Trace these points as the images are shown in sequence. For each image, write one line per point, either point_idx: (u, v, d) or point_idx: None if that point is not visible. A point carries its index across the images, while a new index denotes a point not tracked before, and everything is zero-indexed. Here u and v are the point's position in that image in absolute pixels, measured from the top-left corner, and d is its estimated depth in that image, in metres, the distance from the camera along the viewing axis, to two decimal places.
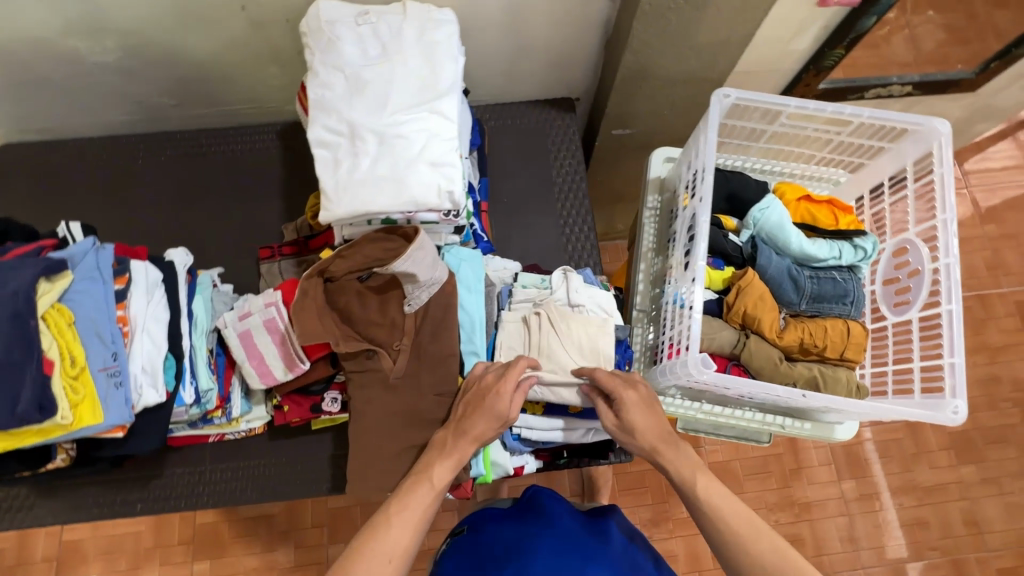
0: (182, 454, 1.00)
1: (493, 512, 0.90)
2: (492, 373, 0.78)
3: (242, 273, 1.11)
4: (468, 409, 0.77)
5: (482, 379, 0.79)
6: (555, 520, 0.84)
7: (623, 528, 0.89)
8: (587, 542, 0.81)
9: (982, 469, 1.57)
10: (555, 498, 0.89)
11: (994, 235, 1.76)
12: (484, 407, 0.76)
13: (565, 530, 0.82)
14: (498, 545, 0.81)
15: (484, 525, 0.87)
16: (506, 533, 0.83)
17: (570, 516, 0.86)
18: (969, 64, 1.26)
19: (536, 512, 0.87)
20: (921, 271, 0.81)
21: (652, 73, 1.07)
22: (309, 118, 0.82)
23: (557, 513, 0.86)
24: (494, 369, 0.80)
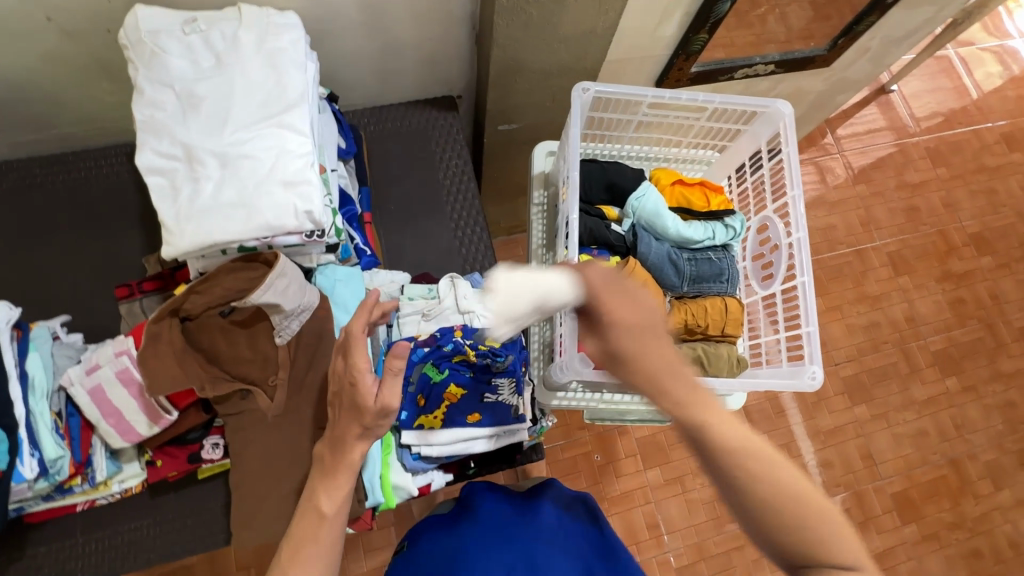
0: (48, 530, 0.88)
1: (432, 520, 0.84)
2: (339, 352, 0.67)
3: (101, 316, 0.99)
4: (334, 406, 0.67)
5: (338, 364, 0.68)
6: (487, 518, 0.80)
7: (559, 500, 0.86)
8: (521, 529, 0.78)
9: (871, 407, 1.73)
10: (485, 492, 0.85)
11: (865, 194, 1.93)
12: (349, 406, 0.65)
13: (498, 524, 0.79)
14: (435, 558, 0.76)
15: (422, 540, 0.81)
16: (443, 543, 0.78)
17: (502, 508, 0.83)
18: (822, 40, 1.35)
19: (469, 513, 0.82)
20: (779, 246, 0.86)
21: (525, 66, 1.06)
22: (138, 142, 0.73)
23: (488, 510, 0.82)
24: (344, 349, 0.67)
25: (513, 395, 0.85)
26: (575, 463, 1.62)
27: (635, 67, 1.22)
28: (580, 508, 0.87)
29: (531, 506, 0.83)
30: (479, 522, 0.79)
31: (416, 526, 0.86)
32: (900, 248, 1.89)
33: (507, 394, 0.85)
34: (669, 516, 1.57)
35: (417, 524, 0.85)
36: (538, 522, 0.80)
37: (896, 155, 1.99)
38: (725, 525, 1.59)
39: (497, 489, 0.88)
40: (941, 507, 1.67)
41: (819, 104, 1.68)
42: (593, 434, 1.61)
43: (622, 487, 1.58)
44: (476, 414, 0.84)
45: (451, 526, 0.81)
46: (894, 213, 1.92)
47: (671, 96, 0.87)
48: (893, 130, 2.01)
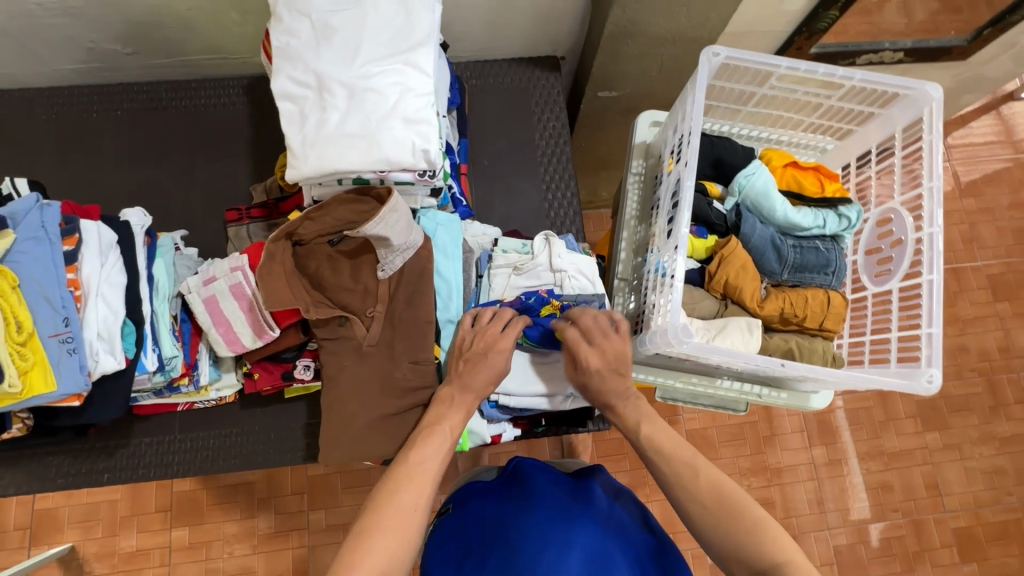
0: (150, 423, 0.97)
1: (480, 486, 0.87)
2: (485, 325, 0.79)
3: (207, 236, 1.05)
4: (468, 365, 0.77)
5: (477, 334, 0.79)
6: (541, 493, 0.81)
7: (608, 485, 0.86)
8: (574, 510, 0.79)
9: (945, 436, 1.62)
10: (539, 469, 0.86)
11: (971, 209, 1.78)
12: (489, 363, 0.77)
13: (551, 501, 0.80)
14: (484, 523, 0.81)
15: (469, 503, 0.85)
16: (492, 512, 0.82)
17: (555, 486, 0.83)
18: (962, 30, 1.23)
19: (520, 485, 0.84)
20: (903, 242, 0.81)
21: (641, 30, 1.02)
22: (273, 67, 0.76)
23: (543, 484, 0.83)
24: (487, 318, 0.80)
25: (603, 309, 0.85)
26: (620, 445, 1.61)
27: (750, 43, 1.15)
28: (629, 498, 0.86)
29: (582, 488, 0.83)
30: (532, 496, 0.81)
31: (461, 490, 0.90)
32: (1004, 272, 1.73)
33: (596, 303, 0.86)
34: None
35: (464, 488, 0.89)
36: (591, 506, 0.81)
37: (1013, 170, 1.81)
38: None
39: (547, 467, 0.89)
40: (1008, 551, 1.56)
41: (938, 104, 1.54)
42: None
43: None
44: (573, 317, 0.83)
45: (501, 494, 0.84)
46: (1002, 233, 1.76)
47: (804, 68, 0.81)
48: (1014, 142, 1.83)
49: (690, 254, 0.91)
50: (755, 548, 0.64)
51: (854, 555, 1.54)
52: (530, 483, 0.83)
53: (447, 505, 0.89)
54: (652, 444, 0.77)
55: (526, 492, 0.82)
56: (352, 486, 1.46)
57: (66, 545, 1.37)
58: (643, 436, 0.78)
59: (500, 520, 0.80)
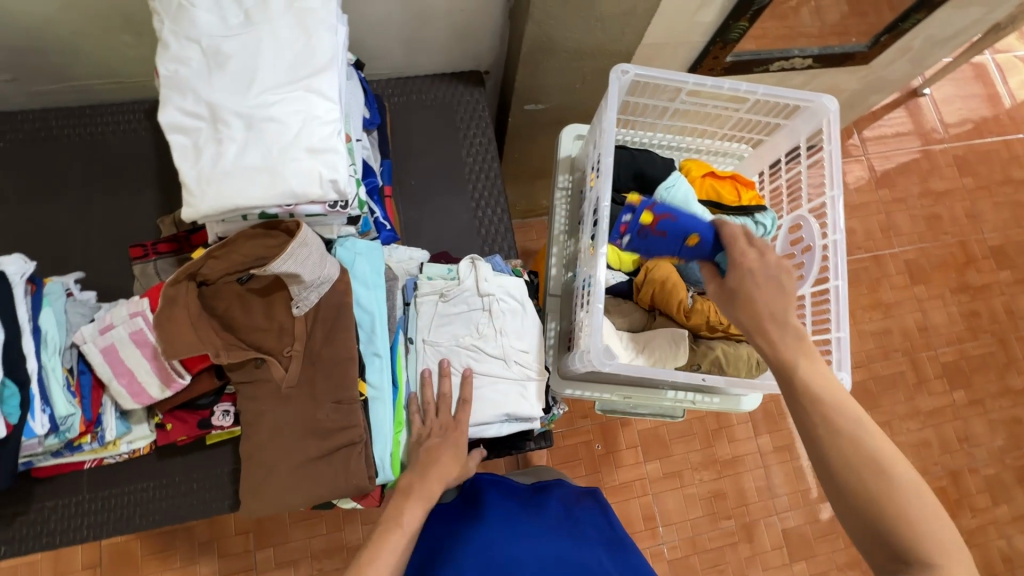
0: (54, 485, 0.88)
1: (440, 511, 0.88)
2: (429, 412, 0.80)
3: (112, 274, 0.98)
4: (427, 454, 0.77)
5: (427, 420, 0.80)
6: (495, 509, 0.83)
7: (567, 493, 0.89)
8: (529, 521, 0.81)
9: (876, 414, 1.72)
10: (493, 486, 0.87)
11: (886, 199, 1.89)
12: (449, 443, 0.77)
13: (503, 515, 0.82)
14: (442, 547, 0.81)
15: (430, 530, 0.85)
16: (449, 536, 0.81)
17: (508, 501, 0.85)
18: (862, 36, 1.30)
19: (474, 504, 0.84)
20: (812, 248, 0.84)
21: (559, 45, 1.02)
22: (161, 98, 0.71)
23: (496, 500, 0.84)
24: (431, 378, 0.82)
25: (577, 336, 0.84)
26: (575, 450, 1.61)
27: (668, 53, 1.18)
28: (587, 499, 0.90)
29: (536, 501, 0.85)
30: (485, 514, 0.82)
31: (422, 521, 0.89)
32: (918, 257, 1.86)
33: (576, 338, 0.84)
34: (666, 509, 1.58)
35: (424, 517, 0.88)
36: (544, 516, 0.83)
37: (921, 161, 1.94)
38: (721, 521, 1.59)
39: (502, 481, 0.90)
40: None
41: (850, 104, 1.63)
42: (596, 425, 1.60)
43: (621, 478, 1.58)
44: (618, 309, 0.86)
45: (457, 516, 0.85)
46: (914, 220, 1.89)
47: (711, 84, 0.83)
48: (921, 135, 1.96)
49: (616, 268, 0.91)
50: (908, 520, 0.54)
51: (801, 537, 1.60)
52: (482, 500, 0.84)
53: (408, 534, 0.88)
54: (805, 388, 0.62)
55: (479, 510, 0.83)
56: (301, 520, 1.39)
57: None
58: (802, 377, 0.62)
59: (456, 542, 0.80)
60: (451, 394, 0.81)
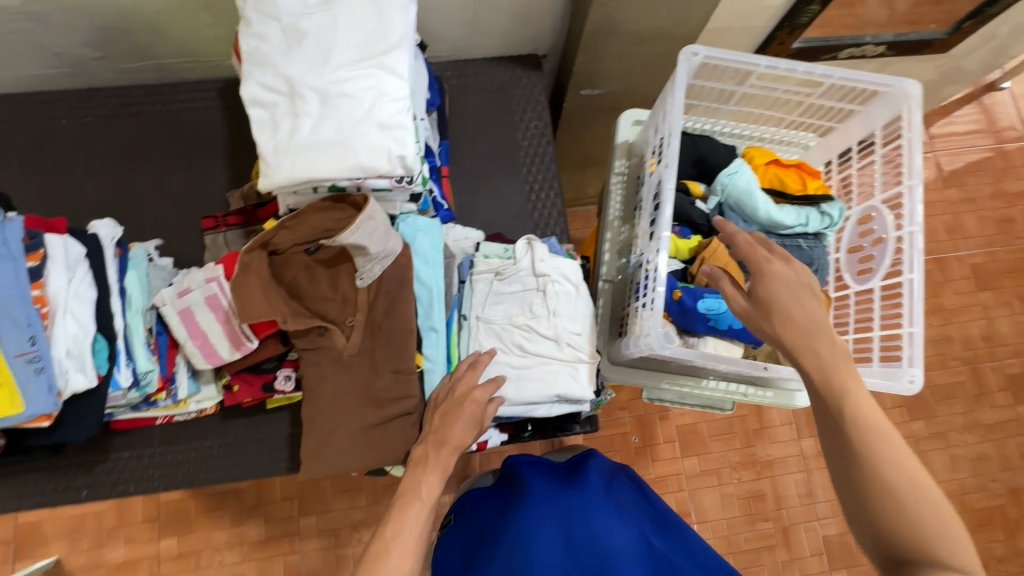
0: (130, 438, 0.95)
1: (477, 493, 0.88)
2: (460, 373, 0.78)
3: (185, 244, 1.03)
4: (444, 415, 0.75)
5: (454, 383, 0.77)
6: (533, 483, 0.80)
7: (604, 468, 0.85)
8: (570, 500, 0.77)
9: (931, 424, 1.64)
10: (530, 463, 0.85)
11: (954, 199, 1.79)
12: (467, 413, 0.75)
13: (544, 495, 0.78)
14: (484, 526, 0.80)
15: (470, 511, 0.85)
16: (490, 514, 0.81)
17: (546, 475, 0.82)
18: (942, 23, 1.23)
19: (514, 482, 0.83)
20: (884, 240, 0.81)
21: (622, 28, 1.01)
22: (243, 73, 0.74)
23: (536, 480, 0.81)
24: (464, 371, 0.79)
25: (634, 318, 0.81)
26: (611, 442, 1.61)
27: (732, 39, 1.14)
28: (625, 478, 0.85)
29: (573, 475, 0.82)
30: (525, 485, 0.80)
31: (462, 500, 0.90)
32: (986, 261, 1.75)
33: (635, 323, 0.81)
34: (702, 507, 1.55)
35: (464, 497, 0.89)
36: (584, 487, 0.79)
37: (995, 160, 1.82)
38: (759, 522, 1.56)
39: (541, 462, 0.87)
40: (993, 535, 1.58)
41: (921, 96, 1.54)
42: (634, 417, 1.59)
43: (658, 472, 1.57)
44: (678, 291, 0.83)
45: (497, 498, 0.84)
46: (984, 222, 1.78)
47: (784, 67, 0.81)
48: (995, 132, 1.84)
49: (672, 255, 0.90)
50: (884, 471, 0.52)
51: (843, 545, 1.55)
52: (522, 476, 0.82)
53: (448, 517, 0.88)
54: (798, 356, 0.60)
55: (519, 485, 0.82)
56: (343, 490, 1.45)
57: (53, 558, 1.34)
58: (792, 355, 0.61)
59: (498, 520, 0.79)
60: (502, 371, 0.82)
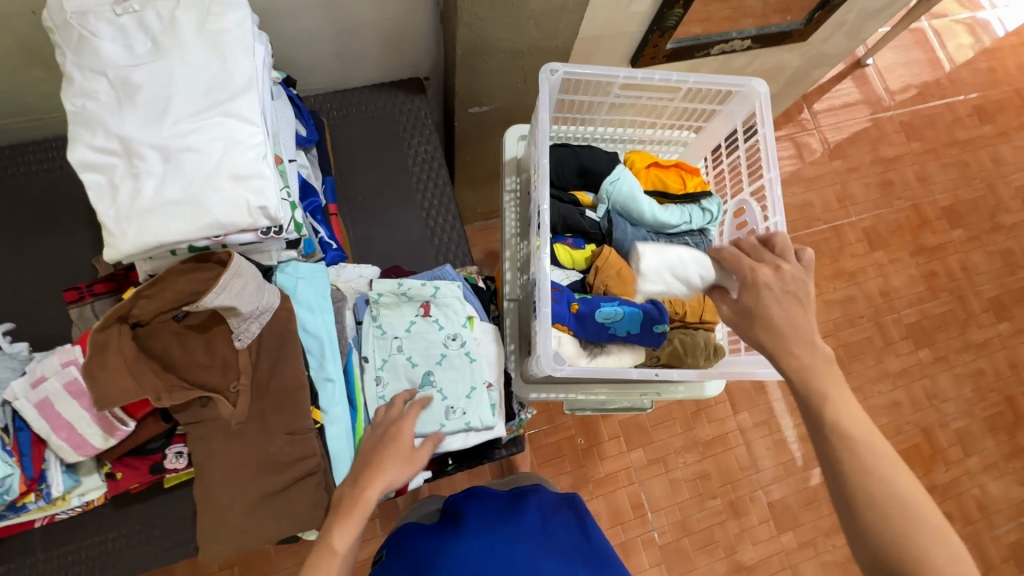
0: (5, 548, 0.84)
1: (415, 526, 0.84)
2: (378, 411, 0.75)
3: (51, 319, 0.93)
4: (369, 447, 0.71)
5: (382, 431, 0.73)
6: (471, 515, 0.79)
7: (546, 501, 0.86)
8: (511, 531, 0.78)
9: (848, 380, 1.76)
10: (469, 497, 0.86)
11: (841, 169, 1.93)
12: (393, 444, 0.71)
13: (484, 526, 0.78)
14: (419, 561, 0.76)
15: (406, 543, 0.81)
16: (429, 547, 0.77)
17: (487, 508, 0.82)
18: (798, 14, 1.31)
19: (454, 517, 0.82)
20: (755, 231, 0.85)
21: (494, 46, 1.01)
22: (70, 136, 0.67)
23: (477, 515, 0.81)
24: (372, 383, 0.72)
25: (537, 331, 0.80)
26: (560, 447, 1.60)
27: (609, 45, 1.17)
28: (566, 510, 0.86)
29: (514, 507, 0.82)
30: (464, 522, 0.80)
31: (395, 533, 0.86)
32: (875, 223, 1.90)
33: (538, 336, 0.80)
34: (653, 496, 1.59)
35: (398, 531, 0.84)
36: (523, 519, 0.80)
37: (871, 130, 1.98)
38: (708, 501, 1.61)
39: (480, 492, 0.87)
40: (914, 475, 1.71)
41: (795, 80, 1.65)
42: (577, 419, 1.61)
43: (607, 469, 1.59)
44: (575, 305, 0.84)
45: (437, 531, 0.80)
46: (868, 188, 1.93)
47: (643, 76, 0.83)
48: (868, 104, 2.00)
49: (568, 267, 0.91)
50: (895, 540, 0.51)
51: (786, 507, 1.63)
52: (462, 514, 0.82)
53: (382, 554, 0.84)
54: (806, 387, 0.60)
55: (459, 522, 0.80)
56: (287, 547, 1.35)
57: None
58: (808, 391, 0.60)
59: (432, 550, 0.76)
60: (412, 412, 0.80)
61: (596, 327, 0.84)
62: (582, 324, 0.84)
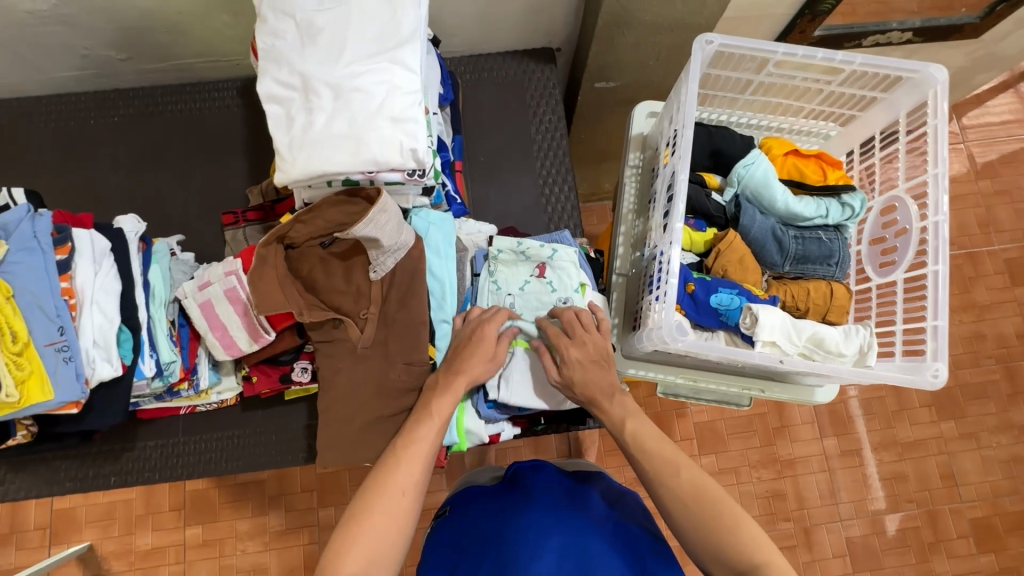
0: (155, 427, 0.98)
1: (477, 489, 0.83)
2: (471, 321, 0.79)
3: (207, 239, 1.06)
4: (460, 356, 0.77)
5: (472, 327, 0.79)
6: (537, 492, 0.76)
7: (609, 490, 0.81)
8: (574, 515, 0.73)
9: (961, 425, 1.58)
10: (535, 469, 0.82)
11: (988, 191, 1.72)
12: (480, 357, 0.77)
13: (547, 504, 0.75)
14: (480, 527, 0.76)
15: (468, 508, 0.80)
16: (489, 515, 0.77)
17: (552, 484, 0.78)
18: (973, 7, 1.17)
19: (518, 486, 0.80)
20: (908, 231, 0.79)
21: (636, 19, 1.00)
22: (259, 70, 0.75)
23: (541, 490, 0.78)
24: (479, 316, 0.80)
25: (656, 303, 0.78)
26: None
27: (751, 28, 1.11)
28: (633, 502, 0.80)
29: (579, 491, 0.78)
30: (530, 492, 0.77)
31: (459, 493, 0.86)
32: (1022, 255, 1.68)
33: (655, 308, 0.79)
34: None
35: (461, 490, 0.85)
36: (589, 505, 0.76)
37: None
38: (779, 523, 1.52)
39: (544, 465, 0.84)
40: None
41: (952, 83, 1.48)
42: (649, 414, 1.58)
43: None
44: (690, 285, 0.82)
45: (499, 498, 0.79)
46: (1019, 216, 1.70)
47: (803, 55, 0.79)
48: None
49: (687, 247, 0.89)
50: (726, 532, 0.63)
51: (867, 546, 1.51)
52: (527, 484, 0.79)
53: (444, 508, 0.85)
54: (636, 442, 0.72)
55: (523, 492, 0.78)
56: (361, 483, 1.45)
57: (85, 544, 1.35)
58: (627, 432, 0.73)
59: (499, 522, 0.75)
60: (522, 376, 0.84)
61: (710, 307, 0.81)
62: (696, 307, 0.82)
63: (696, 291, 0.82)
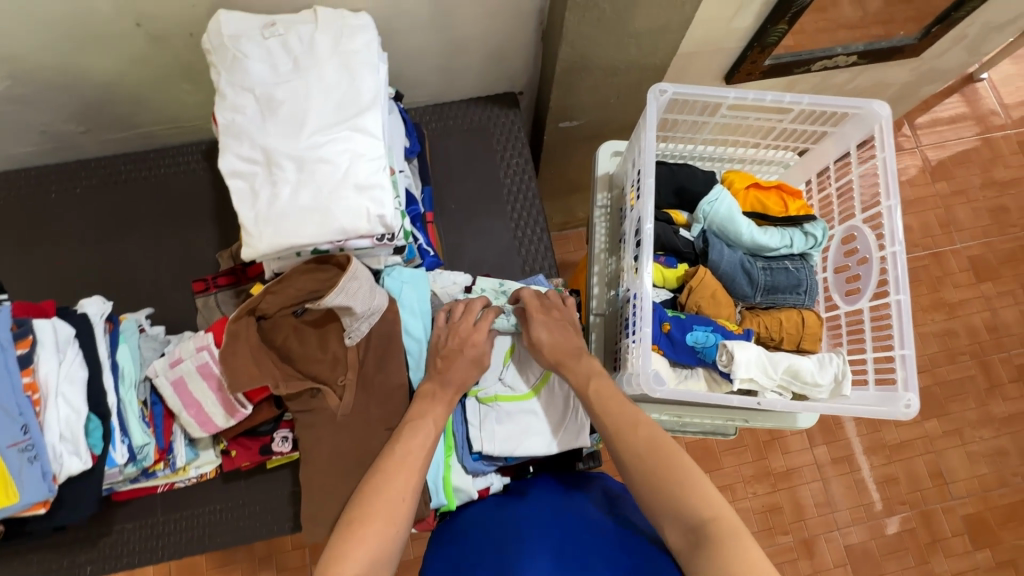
0: (132, 508, 0.94)
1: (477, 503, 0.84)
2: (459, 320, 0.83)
3: (179, 306, 1.04)
4: (446, 360, 0.81)
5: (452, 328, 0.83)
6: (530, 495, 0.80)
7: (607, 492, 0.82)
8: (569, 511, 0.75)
9: (944, 422, 1.61)
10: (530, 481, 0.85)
11: (945, 192, 1.78)
12: (466, 357, 0.81)
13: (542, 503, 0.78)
14: (478, 532, 0.76)
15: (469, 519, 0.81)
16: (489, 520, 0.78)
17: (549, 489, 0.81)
18: (911, 28, 1.23)
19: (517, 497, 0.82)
20: (868, 259, 0.81)
21: (593, 64, 1.02)
22: (220, 146, 0.75)
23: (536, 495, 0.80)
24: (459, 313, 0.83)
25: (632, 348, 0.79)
26: None
27: (705, 61, 1.15)
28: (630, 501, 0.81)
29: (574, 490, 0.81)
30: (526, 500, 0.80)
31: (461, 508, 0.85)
32: (984, 252, 1.74)
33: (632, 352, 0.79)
34: None
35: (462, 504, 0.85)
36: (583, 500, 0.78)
37: (981, 151, 1.82)
38: (778, 537, 1.52)
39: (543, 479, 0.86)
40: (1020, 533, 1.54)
41: (900, 96, 1.54)
42: None
43: None
44: (666, 324, 0.83)
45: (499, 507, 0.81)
46: (976, 214, 1.77)
47: (753, 97, 0.81)
48: (978, 121, 1.84)
49: (660, 285, 0.90)
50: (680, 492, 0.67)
51: (866, 552, 1.52)
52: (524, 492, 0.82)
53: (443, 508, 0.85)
54: (600, 405, 0.77)
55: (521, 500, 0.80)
56: None
57: None
58: (591, 392, 0.78)
59: (496, 524, 0.76)
60: (503, 425, 0.84)
61: (686, 345, 0.82)
62: (674, 346, 0.82)
63: (674, 329, 0.82)
